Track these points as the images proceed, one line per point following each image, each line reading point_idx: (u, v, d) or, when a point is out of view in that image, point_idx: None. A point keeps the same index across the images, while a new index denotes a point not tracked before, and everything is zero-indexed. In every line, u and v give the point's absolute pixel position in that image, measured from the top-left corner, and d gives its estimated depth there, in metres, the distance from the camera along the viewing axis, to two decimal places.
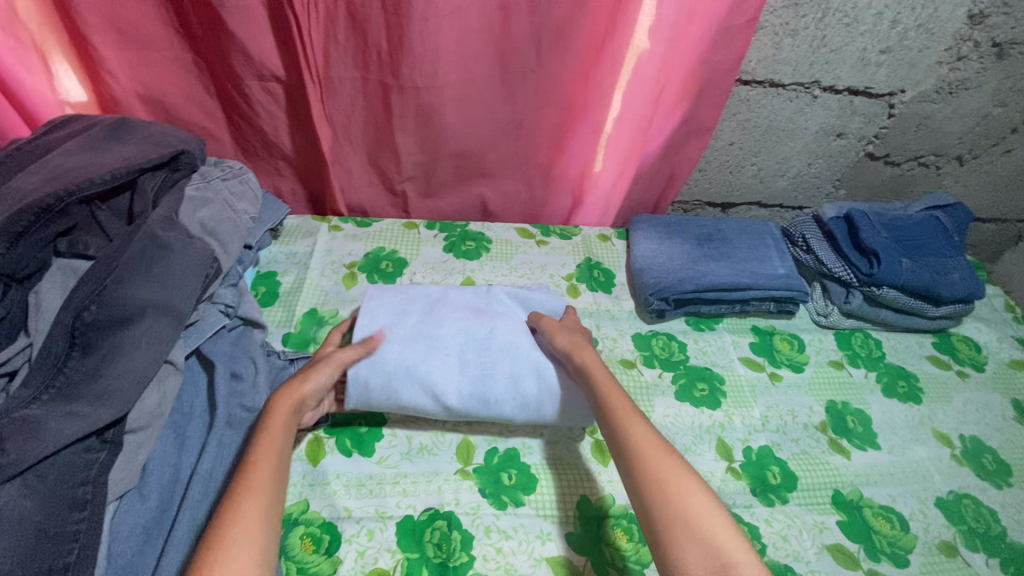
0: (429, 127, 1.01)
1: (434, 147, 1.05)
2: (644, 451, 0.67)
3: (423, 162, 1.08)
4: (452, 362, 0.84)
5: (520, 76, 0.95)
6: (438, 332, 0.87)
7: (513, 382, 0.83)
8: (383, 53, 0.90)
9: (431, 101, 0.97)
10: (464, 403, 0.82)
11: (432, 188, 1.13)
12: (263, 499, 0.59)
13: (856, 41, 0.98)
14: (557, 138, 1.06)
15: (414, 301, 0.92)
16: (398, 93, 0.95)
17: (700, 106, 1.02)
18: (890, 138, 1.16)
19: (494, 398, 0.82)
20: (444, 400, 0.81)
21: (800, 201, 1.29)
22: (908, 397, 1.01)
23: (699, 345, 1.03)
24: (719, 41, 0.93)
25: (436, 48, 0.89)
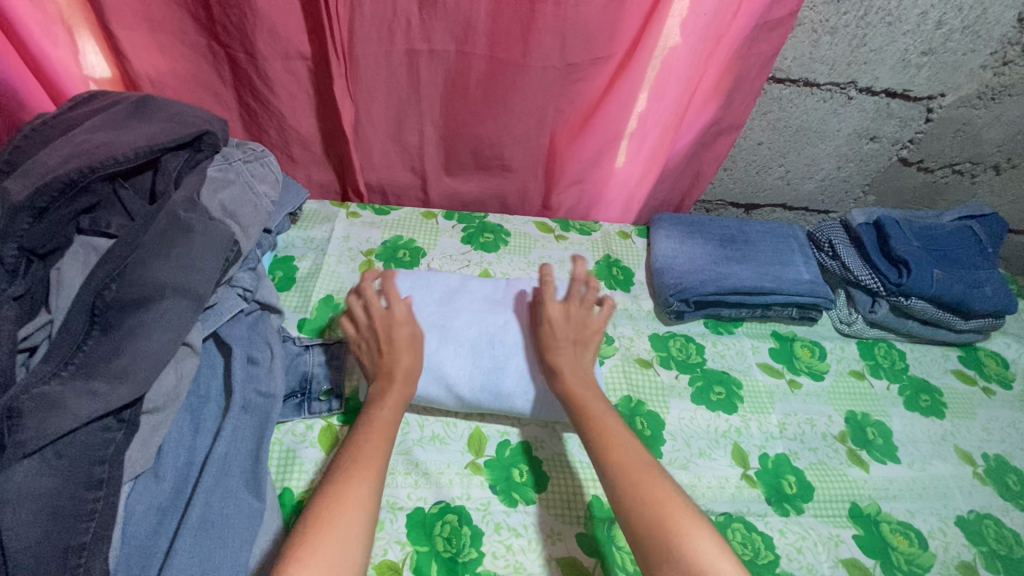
0: (451, 96, 0.99)
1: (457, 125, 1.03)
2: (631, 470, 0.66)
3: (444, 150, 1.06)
4: (466, 353, 0.83)
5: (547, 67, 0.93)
6: (453, 321, 0.87)
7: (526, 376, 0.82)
8: (411, 19, 0.87)
9: (457, 71, 0.94)
10: (476, 396, 0.81)
11: (451, 169, 1.12)
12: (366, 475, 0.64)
13: (898, 42, 0.95)
14: (582, 132, 1.03)
15: (432, 288, 0.92)
16: (426, 57, 0.92)
17: (731, 103, 1.00)
18: (925, 143, 1.12)
19: (508, 390, 0.81)
20: (459, 391, 0.81)
21: (826, 205, 1.26)
22: (931, 411, 0.99)
23: (718, 348, 1.01)
24: (755, 37, 0.90)
25: (471, 18, 0.87)
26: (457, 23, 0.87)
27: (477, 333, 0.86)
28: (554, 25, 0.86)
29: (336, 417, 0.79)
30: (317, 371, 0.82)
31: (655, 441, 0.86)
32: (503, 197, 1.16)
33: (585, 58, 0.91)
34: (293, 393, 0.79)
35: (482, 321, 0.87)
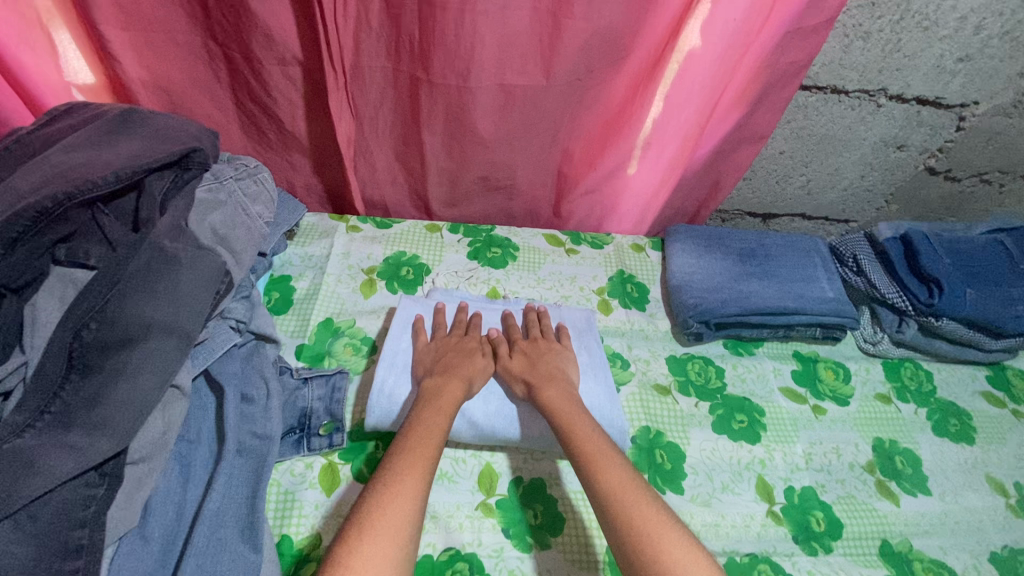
0: (454, 126, 0.93)
1: (463, 153, 0.98)
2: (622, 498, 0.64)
3: (450, 167, 1.01)
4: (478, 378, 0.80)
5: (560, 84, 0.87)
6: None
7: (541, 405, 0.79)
8: (413, 41, 0.82)
9: (460, 103, 0.89)
10: (492, 422, 0.76)
11: (456, 197, 1.07)
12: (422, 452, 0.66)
13: (934, 47, 0.89)
14: (596, 144, 0.98)
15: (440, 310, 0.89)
16: (428, 87, 0.87)
17: (755, 111, 0.94)
18: (955, 151, 1.07)
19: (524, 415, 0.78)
20: (475, 417, 0.76)
21: (847, 215, 1.21)
22: (961, 437, 0.95)
23: (738, 371, 0.96)
24: (786, 43, 0.84)
25: (473, 56, 0.82)
26: (460, 52, 0.82)
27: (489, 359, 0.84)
28: (572, 35, 0.80)
29: (338, 454, 0.74)
30: (317, 405, 0.76)
31: (676, 476, 0.81)
32: (510, 209, 1.10)
33: (605, 66, 0.85)
34: (291, 430, 0.74)
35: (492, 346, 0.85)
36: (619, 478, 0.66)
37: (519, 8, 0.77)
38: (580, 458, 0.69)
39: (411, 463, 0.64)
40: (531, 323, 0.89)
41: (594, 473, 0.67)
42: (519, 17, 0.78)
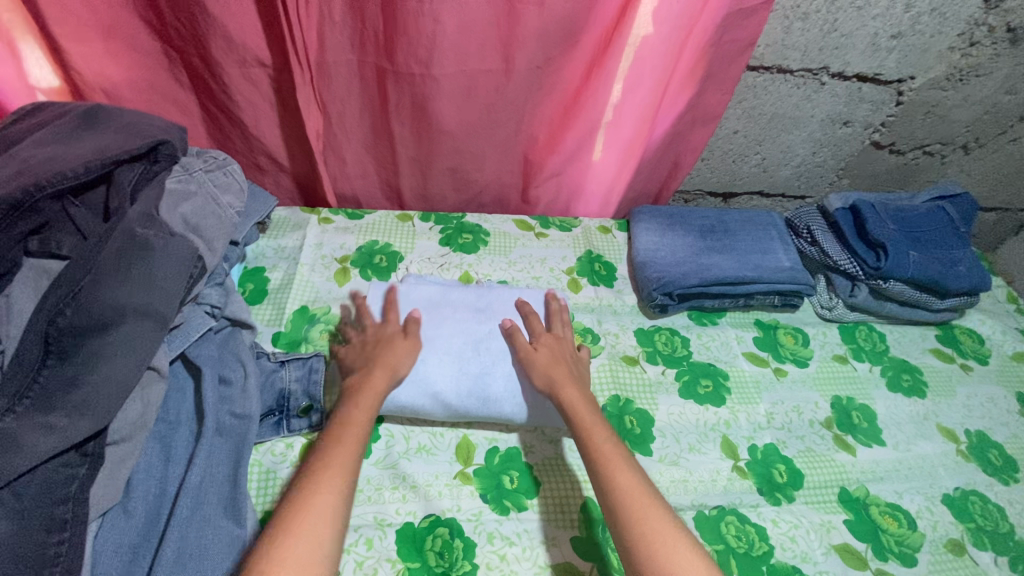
0: (420, 115, 0.96)
1: (430, 141, 1.01)
2: (632, 504, 0.65)
3: (418, 157, 1.04)
4: (454, 360, 0.83)
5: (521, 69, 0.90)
6: (437, 330, 0.86)
7: (512, 384, 0.81)
8: (379, 34, 0.86)
9: (425, 92, 0.92)
10: (464, 401, 0.79)
11: (427, 189, 1.11)
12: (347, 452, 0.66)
13: (868, 25, 0.95)
14: (557, 130, 1.02)
15: (415, 297, 0.90)
16: (394, 77, 0.91)
17: (707, 92, 0.99)
18: (897, 125, 1.13)
19: (495, 395, 0.80)
20: (446, 399, 0.79)
21: (802, 191, 1.27)
22: (912, 391, 1.00)
23: (703, 340, 1.00)
24: (730, 24, 0.89)
25: (435, 43, 0.85)
26: (424, 44, 0.85)
27: (495, 344, 0.86)
28: (531, 22, 0.84)
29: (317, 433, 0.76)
30: (294, 387, 0.78)
31: (646, 439, 0.85)
32: (479, 197, 1.14)
33: (561, 49, 0.88)
34: (270, 412, 0.76)
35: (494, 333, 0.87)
36: (631, 480, 0.68)
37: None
38: (596, 461, 0.70)
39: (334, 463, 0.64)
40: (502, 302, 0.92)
41: (608, 478, 0.68)
42: (476, 6, 0.82)
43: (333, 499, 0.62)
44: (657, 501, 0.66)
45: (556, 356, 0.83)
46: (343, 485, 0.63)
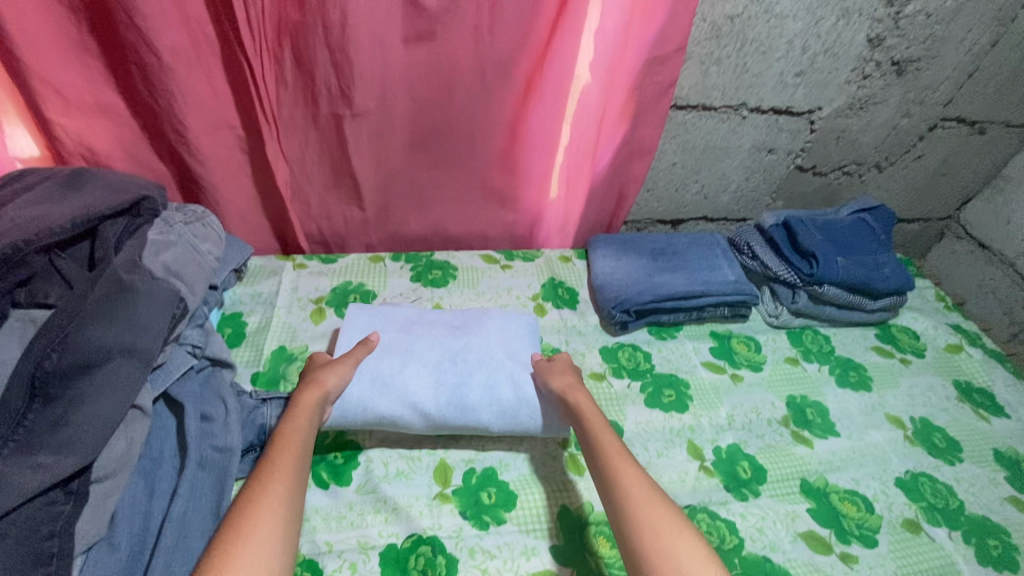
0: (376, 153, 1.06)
1: (390, 170, 1.10)
2: (638, 503, 0.69)
3: (379, 184, 1.12)
4: (432, 371, 0.86)
5: (466, 101, 1.02)
6: (413, 347, 0.90)
7: (488, 392, 0.85)
8: (333, 88, 0.95)
9: (383, 125, 1.03)
10: (442, 411, 0.83)
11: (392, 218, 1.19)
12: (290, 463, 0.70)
13: (774, 66, 1.10)
14: (510, 164, 1.13)
15: (391, 319, 0.95)
16: (351, 122, 1.00)
17: (640, 127, 1.10)
18: (815, 150, 1.28)
19: (472, 404, 0.84)
20: (426, 409, 0.82)
21: (742, 214, 1.39)
22: (859, 385, 1.08)
23: (663, 353, 1.07)
24: (651, 68, 1.01)
25: (387, 84, 0.97)
26: (376, 87, 0.97)
27: (509, 370, 0.88)
28: (469, 62, 0.97)
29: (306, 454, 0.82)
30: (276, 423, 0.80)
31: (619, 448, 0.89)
32: (444, 226, 1.22)
33: (497, 86, 1.01)
34: (252, 447, 0.78)
35: (509, 360, 0.90)
36: (632, 476, 0.72)
37: (426, 38, 0.93)
38: (600, 461, 0.75)
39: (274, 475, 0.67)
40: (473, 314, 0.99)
41: (613, 478, 0.72)
42: (431, 57, 0.95)
43: (279, 505, 0.65)
44: (660, 498, 0.70)
45: (570, 375, 0.88)
46: (287, 494, 0.66)
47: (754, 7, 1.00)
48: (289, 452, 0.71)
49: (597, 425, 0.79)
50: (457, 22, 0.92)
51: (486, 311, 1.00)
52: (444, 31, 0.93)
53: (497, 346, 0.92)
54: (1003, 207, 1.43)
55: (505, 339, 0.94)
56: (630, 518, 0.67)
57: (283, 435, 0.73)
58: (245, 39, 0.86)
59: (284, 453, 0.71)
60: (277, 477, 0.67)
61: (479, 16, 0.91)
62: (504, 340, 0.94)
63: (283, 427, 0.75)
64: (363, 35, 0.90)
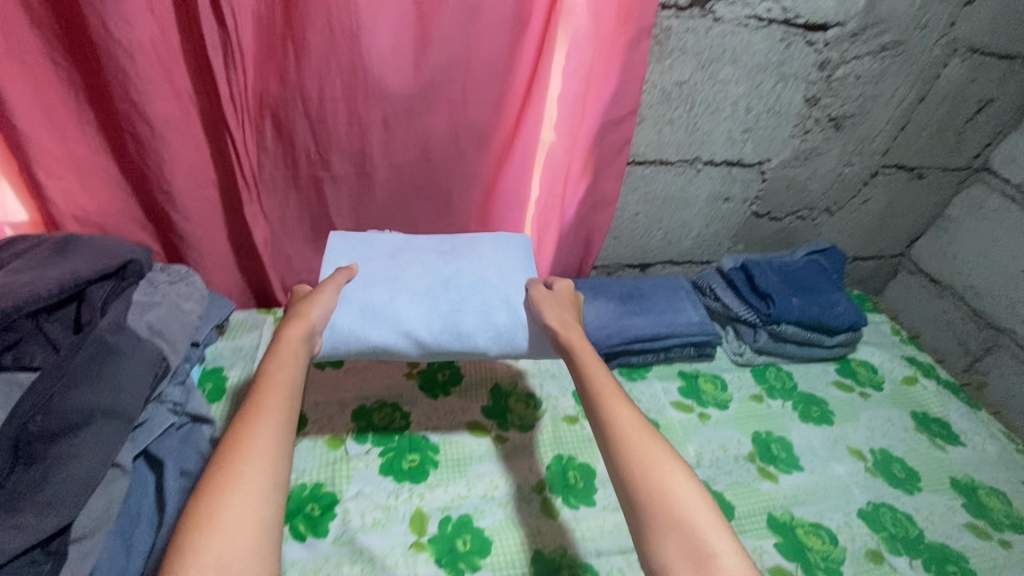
0: (358, 209, 1.15)
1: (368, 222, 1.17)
2: (633, 436, 0.76)
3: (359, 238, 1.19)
4: (421, 300, 0.98)
5: (442, 165, 1.11)
6: (401, 275, 1.00)
7: (479, 321, 0.97)
8: (311, 153, 1.05)
9: (364, 187, 1.11)
10: (435, 336, 0.96)
11: None
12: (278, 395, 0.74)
13: (722, 125, 1.20)
14: (483, 216, 1.21)
15: (377, 249, 1.05)
16: (330, 182, 1.09)
17: (601, 181, 1.18)
18: (768, 198, 1.37)
19: (466, 330, 0.97)
20: (417, 337, 0.95)
21: (706, 257, 1.47)
22: (822, 419, 1.13)
23: (634, 394, 1.12)
24: (607, 129, 1.10)
25: (365, 151, 1.06)
26: (355, 151, 1.06)
27: (501, 296, 1.00)
28: (443, 131, 1.06)
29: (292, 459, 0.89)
30: None
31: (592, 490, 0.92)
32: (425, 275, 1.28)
33: (472, 150, 1.10)
34: None
35: (502, 286, 1.01)
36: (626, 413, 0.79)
37: (403, 111, 1.02)
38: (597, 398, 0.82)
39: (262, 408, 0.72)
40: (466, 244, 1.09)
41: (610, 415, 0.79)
42: (408, 128, 1.04)
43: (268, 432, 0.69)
44: (652, 433, 0.77)
45: (563, 311, 0.96)
46: (275, 421, 0.71)
47: (699, 75, 1.11)
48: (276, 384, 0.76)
49: (594, 368, 0.87)
50: (430, 95, 1.01)
51: (479, 241, 1.09)
52: (418, 102, 1.02)
53: (491, 269, 1.04)
54: (948, 244, 1.53)
55: (499, 261, 1.05)
56: (627, 448, 0.75)
57: (268, 372, 0.78)
58: (228, 116, 0.94)
59: (270, 386, 0.76)
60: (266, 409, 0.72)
61: (452, 92, 1.01)
62: (493, 267, 1.05)
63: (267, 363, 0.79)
64: (340, 109, 1.00)
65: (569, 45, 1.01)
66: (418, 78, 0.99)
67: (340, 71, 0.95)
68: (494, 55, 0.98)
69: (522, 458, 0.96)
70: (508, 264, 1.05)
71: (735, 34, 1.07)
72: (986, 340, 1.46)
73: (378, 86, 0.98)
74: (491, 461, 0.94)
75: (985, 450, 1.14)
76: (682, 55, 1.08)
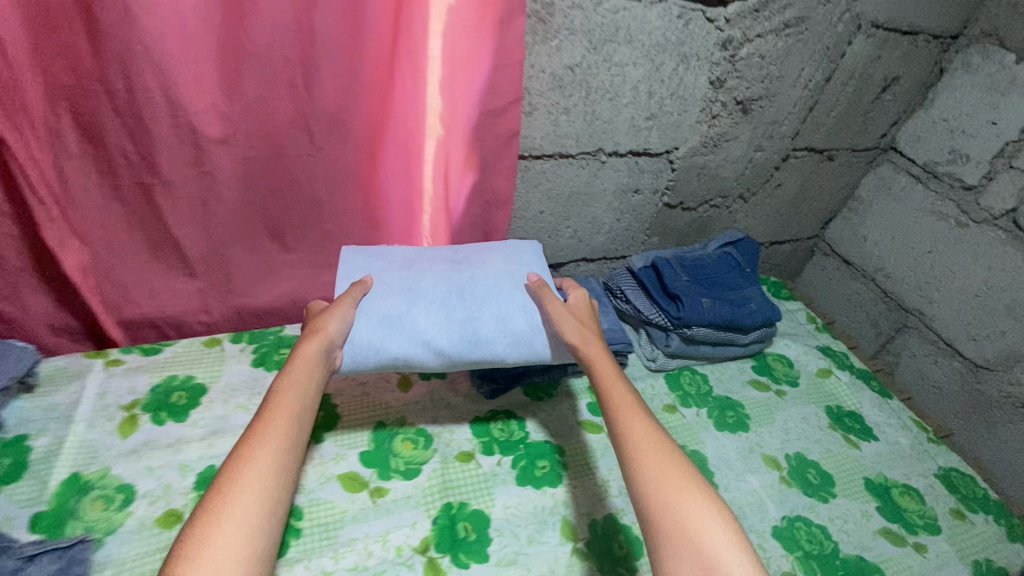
0: (205, 215, 0.97)
1: (221, 234, 1.00)
2: (646, 444, 0.76)
3: (211, 253, 1.02)
4: (439, 309, 0.94)
5: (296, 161, 0.96)
6: (418, 287, 0.97)
7: (496, 328, 0.94)
8: (132, 156, 0.87)
9: (207, 190, 0.94)
10: (455, 345, 0.92)
11: (236, 286, 1.08)
12: (283, 426, 0.73)
13: (623, 112, 1.08)
14: (365, 216, 1.07)
15: (388, 259, 1.01)
16: (162, 189, 0.91)
17: (491, 177, 1.04)
18: (679, 187, 1.28)
19: (485, 337, 0.93)
20: (437, 347, 0.91)
21: (620, 252, 1.38)
22: (737, 426, 1.07)
23: (538, 417, 1.00)
24: (485, 122, 0.97)
25: (201, 147, 0.89)
26: (189, 150, 0.88)
27: (517, 301, 0.97)
28: (290, 120, 0.90)
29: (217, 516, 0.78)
30: None
31: (635, 558, 0.82)
32: (301, 290, 1.13)
33: (331, 142, 0.95)
34: None
35: (515, 293, 0.98)
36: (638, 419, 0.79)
37: (236, 97, 0.86)
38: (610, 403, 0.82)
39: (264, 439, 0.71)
40: (482, 252, 1.05)
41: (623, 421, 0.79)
42: (246, 117, 0.88)
43: (267, 467, 0.69)
44: (665, 443, 0.76)
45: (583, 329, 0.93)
46: (275, 455, 0.70)
47: (591, 57, 0.98)
48: (282, 411, 0.75)
49: (609, 372, 0.86)
50: (265, 78, 0.85)
51: (491, 249, 1.06)
52: (253, 87, 0.85)
53: (505, 276, 1.01)
54: (859, 226, 1.50)
55: (510, 269, 1.02)
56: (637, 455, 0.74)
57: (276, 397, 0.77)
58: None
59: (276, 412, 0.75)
60: (267, 440, 0.71)
61: (291, 74, 0.85)
62: (508, 274, 1.01)
63: (277, 385, 0.79)
64: (158, 100, 0.82)
65: (426, 24, 0.87)
66: (243, 56, 0.82)
67: (144, 55, 0.77)
68: (331, 30, 0.82)
69: (404, 512, 0.82)
70: (519, 270, 1.02)
71: (628, 9, 0.95)
72: (896, 321, 1.46)
73: (195, 70, 0.81)
74: (367, 522, 0.80)
75: (897, 442, 1.12)
76: (570, 35, 0.95)
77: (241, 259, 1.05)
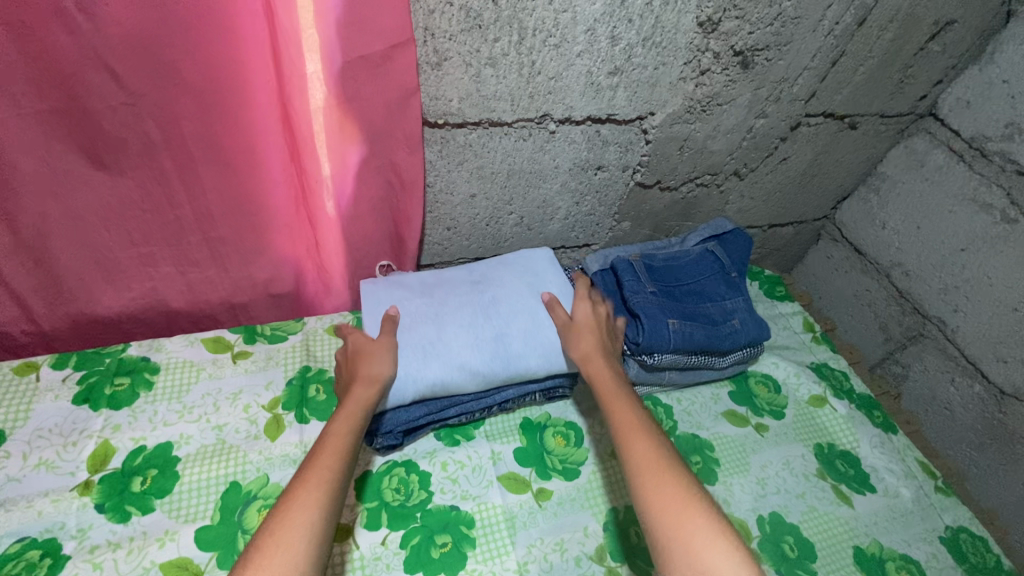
0: None
1: (24, 223, 0.74)
2: (649, 470, 0.66)
3: (18, 249, 0.76)
4: (467, 330, 0.81)
5: (110, 117, 0.68)
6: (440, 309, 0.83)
7: (530, 342, 0.81)
8: None
9: None
10: (490, 368, 0.79)
11: (67, 289, 0.82)
12: (331, 470, 0.64)
13: (576, 64, 0.79)
14: (232, 198, 0.79)
15: (407, 286, 0.86)
16: None
17: (390, 149, 0.79)
18: (655, 164, 1.00)
19: (517, 354, 0.80)
20: (474, 369, 0.79)
21: (583, 240, 1.11)
22: (701, 477, 0.86)
23: (448, 471, 0.79)
24: (365, 74, 0.70)
25: None
26: None
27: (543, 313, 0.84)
28: (78, 57, 0.62)
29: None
30: None
31: None
32: (162, 293, 0.88)
33: (156, 85, 0.66)
34: None
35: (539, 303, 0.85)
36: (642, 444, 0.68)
37: None
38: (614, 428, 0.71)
39: (309, 486, 0.62)
40: (501, 265, 0.90)
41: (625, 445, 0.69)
42: (3, 58, 0.60)
43: (312, 518, 0.59)
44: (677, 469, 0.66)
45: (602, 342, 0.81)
46: (320, 505, 0.61)
47: None
48: (330, 456, 0.65)
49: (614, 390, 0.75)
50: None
51: (504, 260, 0.91)
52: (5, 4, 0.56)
53: (524, 286, 0.87)
54: (878, 209, 1.23)
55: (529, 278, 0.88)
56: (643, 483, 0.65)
57: (326, 437, 0.68)
58: None
59: (325, 455, 0.65)
60: (311, 484, 0.62)
61: None
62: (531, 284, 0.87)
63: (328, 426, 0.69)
64: None
65: None
66: None
67: None
68: None
69: None
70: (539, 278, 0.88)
71: None
72: (911, 328, 1.22)
73: None
74: None
75: (898, 495, 0.91)
76: None
77: (65, 256, 0.79)
